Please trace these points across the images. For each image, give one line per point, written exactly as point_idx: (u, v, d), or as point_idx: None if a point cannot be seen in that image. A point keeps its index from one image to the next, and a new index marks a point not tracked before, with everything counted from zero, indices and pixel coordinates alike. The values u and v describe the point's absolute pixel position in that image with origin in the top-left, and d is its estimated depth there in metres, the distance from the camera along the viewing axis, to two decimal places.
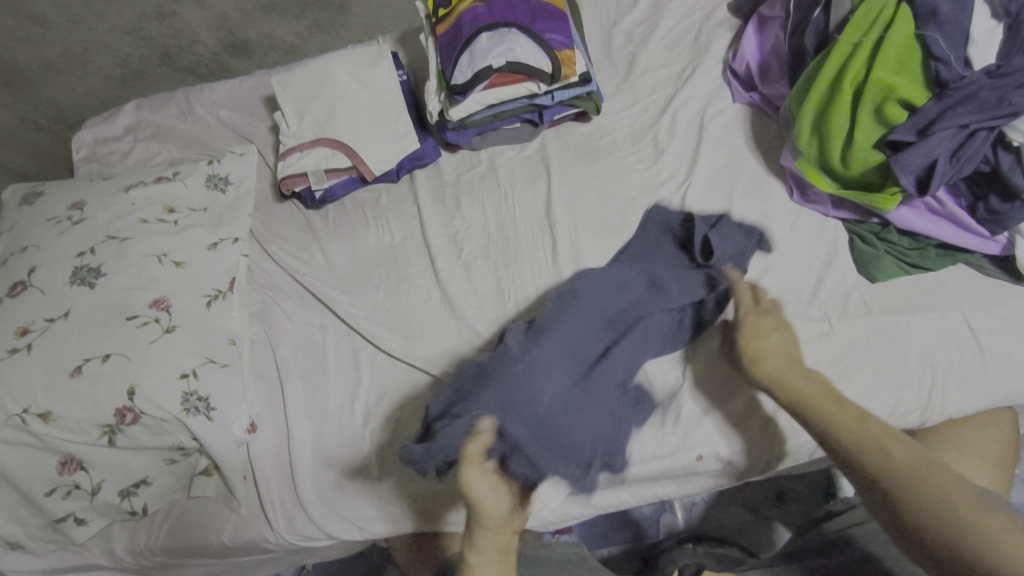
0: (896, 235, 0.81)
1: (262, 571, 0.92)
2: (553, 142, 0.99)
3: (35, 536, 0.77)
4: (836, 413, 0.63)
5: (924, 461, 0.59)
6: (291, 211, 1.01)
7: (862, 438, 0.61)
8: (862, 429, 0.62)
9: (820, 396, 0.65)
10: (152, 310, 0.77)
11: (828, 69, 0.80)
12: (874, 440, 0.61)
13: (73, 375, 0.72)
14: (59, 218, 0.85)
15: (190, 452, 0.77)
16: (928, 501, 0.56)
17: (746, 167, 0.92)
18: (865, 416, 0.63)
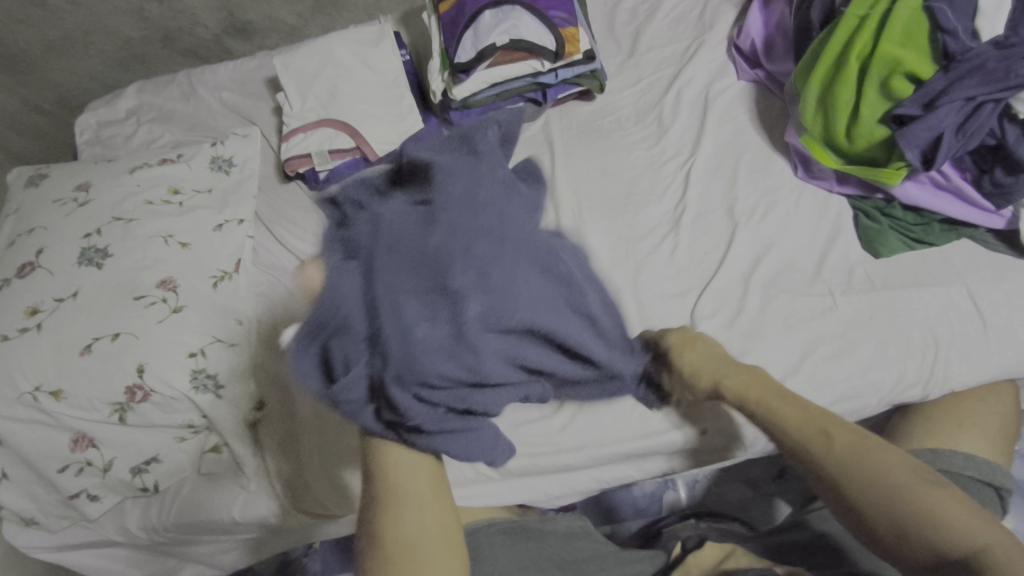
0: (900, 211, 0.81)
1: (271, 547, 0.93)
2: (556, 121, 0.99)
3: (49, 512, 0.79)
4: (783, 412, 0.63)
5: (867, 444, 0.59)
6: (296, 192, 1.01)
7: (809, 435, 0.60)
8: (804, 424, 0.61)
9: (764, 392, 0.65)
10: (159, 290, 0.78)
11: (834, 43, 0.80)
12: (824, 436, 0.60)
13: (83, 354, 0.73)
14: (65, 199, 0.86)
15: (199, 430, 0.79)
16: (884, 498, 0.55)
17: (750, 145, 0.91)
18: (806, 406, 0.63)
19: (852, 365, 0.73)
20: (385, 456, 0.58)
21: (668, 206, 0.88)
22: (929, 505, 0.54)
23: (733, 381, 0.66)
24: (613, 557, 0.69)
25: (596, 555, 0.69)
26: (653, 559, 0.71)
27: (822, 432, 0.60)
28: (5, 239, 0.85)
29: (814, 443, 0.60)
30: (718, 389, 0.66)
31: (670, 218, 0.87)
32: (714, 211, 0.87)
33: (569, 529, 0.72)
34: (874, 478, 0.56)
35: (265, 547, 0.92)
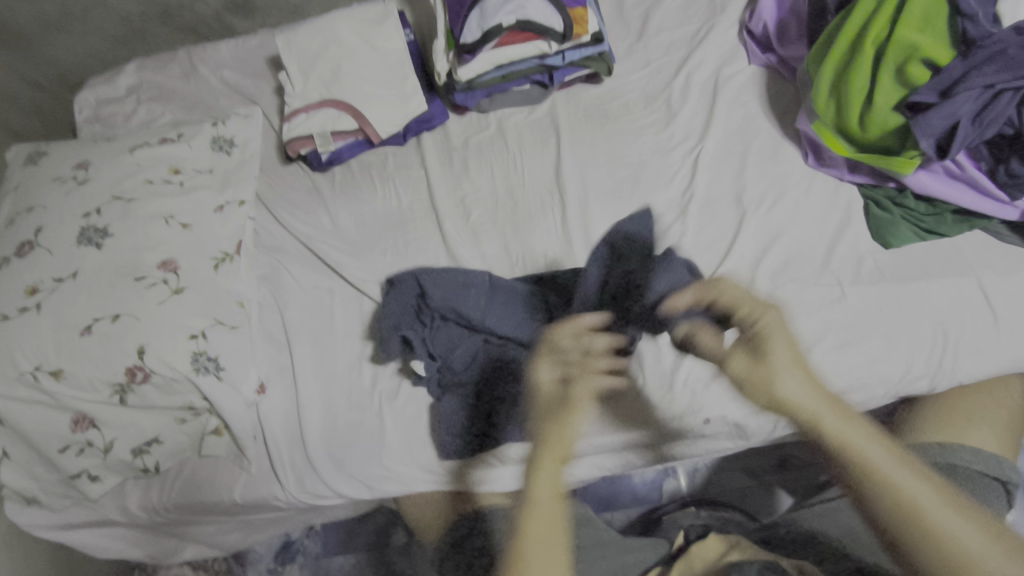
0: (912, 201, 0.80)
1: (273, 529, 0.94)
2: (563, 105, 0.98)
3: (50, 491, 0.79)
4: (844, 433, 0.49)
5: (917, 514, 0.47)
6: (298, 174, 1.00)
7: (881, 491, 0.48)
8: (856, 452, 0.49)
9: (825, 401, 0.49)
10: (160, 271, 0.77)
11: (849, 28, 0.79)
12: (915, 513, 0.48)
13: (83, 334, 0.72)
14: (64, 178, 0.85)
15: (200, 412, 0.78)
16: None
17: (760, 131, 0.90)
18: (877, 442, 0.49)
19: (859, 356, 0.73)
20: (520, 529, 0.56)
21: (676, 192, 0.87)
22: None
23: (774, 381, 0.50)
24: (616, 543, 0.70)
25: (597, 542, 0.69)
26: (655, 548, 0.71)
27: (914, 515, 0.48)
28: (3, 217, 0.84)
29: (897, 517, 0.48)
30: (751, 376, 0.51)
31: (678, 205, 0.86)
32: (721, 198, 0.85)
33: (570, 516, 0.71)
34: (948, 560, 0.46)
35: (267, 528, 0.93)
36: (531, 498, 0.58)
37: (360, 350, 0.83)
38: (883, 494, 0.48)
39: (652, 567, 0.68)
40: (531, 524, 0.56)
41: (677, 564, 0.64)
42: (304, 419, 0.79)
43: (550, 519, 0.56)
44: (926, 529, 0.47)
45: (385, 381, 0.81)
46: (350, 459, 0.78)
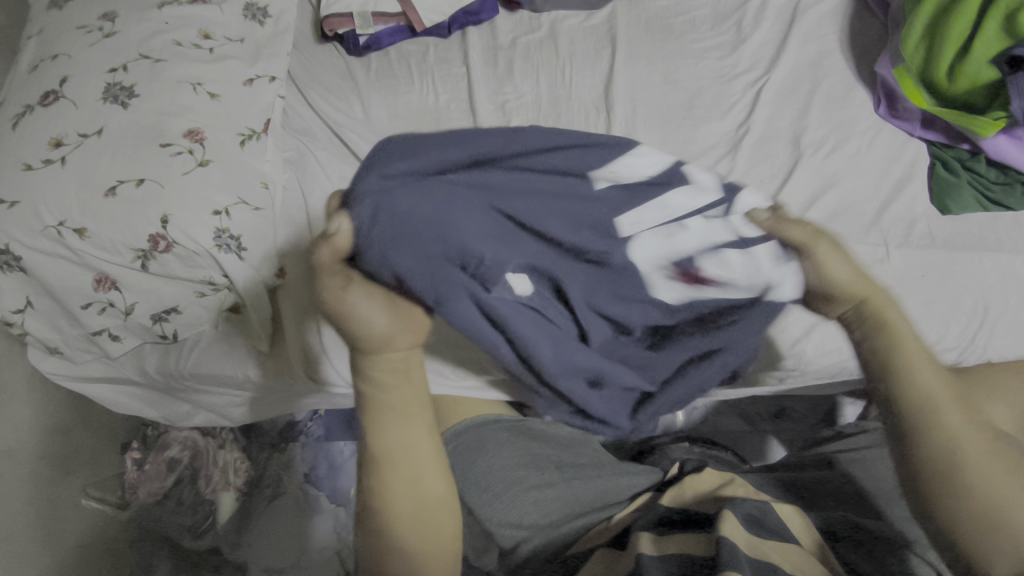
0: (984, 166, 0.76)
1: (281, 408, 0.97)
2: (623, 14, 0.93)
3: (72, 344, 0.82)
4: (924, 401, 0.50)
5: (946, 433, 0.49)
6: (332, 55, 0.95)
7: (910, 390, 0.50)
8: (919, 383, 0.51)
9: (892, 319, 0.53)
10: (186, 140, 0.75)
11: None
12: (962, 468, 0.48)
13: (108, 196, 0.71)
14: (90, 27, 0.80)
15: (219, 288, 0.77)
16: (943, 469, 0.48)
17: (833, 71, 0.84)
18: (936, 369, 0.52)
19: None
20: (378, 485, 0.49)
21: (729, 126, 0.82)
22: (1003, 521, 0.46)
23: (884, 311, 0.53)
24: (612, 466, 0.72)
25: (595, 462, 0.72)
26: (649, 475, 0.72)
27: (932, 424, 0.49)
28: (26, 63, 0.80)
29: (906, 402, 0.50)
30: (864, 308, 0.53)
31: (730, 140, 0.81)
32: (779, 137, 0.81)
33: (571, 434, 0.74)
34: (946, 460, 0.48)
35: (276, 406, 0.96)
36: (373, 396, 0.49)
37: None
38: (950, 475, 0.48)
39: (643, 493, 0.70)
40: (393, 446, 0.49)
41: (668, 492, 0.65)
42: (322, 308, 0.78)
43: (395, 404, 0.49)
44: (950, 440, 0.48)
45: None
46: None
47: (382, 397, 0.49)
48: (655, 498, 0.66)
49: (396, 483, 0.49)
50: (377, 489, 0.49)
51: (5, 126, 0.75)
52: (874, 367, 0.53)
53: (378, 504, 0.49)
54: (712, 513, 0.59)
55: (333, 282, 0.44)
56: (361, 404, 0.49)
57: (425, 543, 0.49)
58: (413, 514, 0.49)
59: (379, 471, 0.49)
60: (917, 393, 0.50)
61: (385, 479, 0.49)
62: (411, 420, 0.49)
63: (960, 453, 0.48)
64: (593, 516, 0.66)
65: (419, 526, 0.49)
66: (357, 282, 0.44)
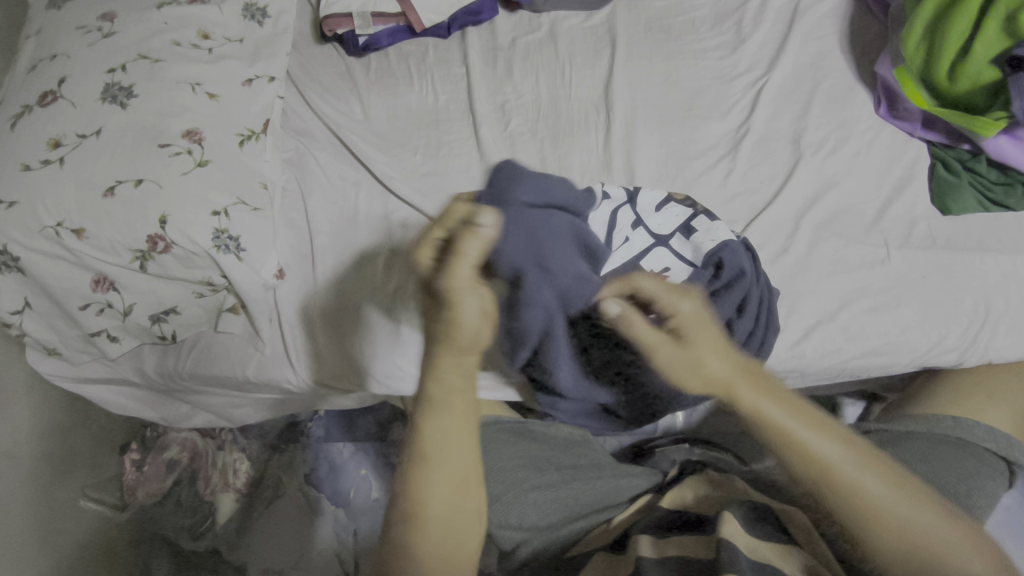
0: (984, 166, 0.76)
1: (280, 409, 0.97)
2: (623, 14, 0.93)
3: (70, 345, 0.81)
4: (858, 491, 0.48)
5: (885, 517, 0.47)
6: (331, 55, 0.95)
7: (839, 485, 0.48)
8: (837, 475, 0.48)
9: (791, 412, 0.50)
10: (185, 140, 0.74)
11: None
12: (913, 545, 0.47)
13: (107, 196, 0.71)
14: (88, 27, 0.80)
15: (218, 289, 0.77)
16: (907, 560, 0.47)
17: (833, 71, 0.84)
18: (849, 442, 0.50)
19: (891, 322, 0.69)
20: (418, 487, 0.48)
21: (729, 127, 0.82)
22: None
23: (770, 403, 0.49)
24: (611, 468, 0.71)
25: (594, 464, 0.71)
26: (649, 476, 0.71)
27: (875, 518, 0.48)
28: (25, 63, 0.80)
29: (828, 493, 0.49)
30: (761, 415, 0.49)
31: (730, 140, 0.81)
32: (779, 137, 0.80)
33: (570, 436, 0.74)
34: (898, 541, 0.47)
35: (274, 408, 0.96)
36: (433, 397, 0.49)
37: (380, 248, 0.80)
38: (905, 560, 0.47)
39: (644, 494, 0.69)
40: (445, 446, 0.49)
41: (669, 493, 0.64)
42: (321, 310, 0.78)
43: (453, 405, 0.50)
44: (894, 525, 0.47)
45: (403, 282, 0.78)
46: (360, 352, 0.78)
47: (442, 397, 0.49)
48: (655, 499, 0.65)
49: (439, 488, 0.49)
50: (417, 489, 0.48)
51: (3, 126, 0.75)
52: (813, 480, 0.49)
53: (416, 501, 0.48)
54: (711, 515, 0.59)
55: (464, 267, 0.46)
56: (419, 401, 0.50)
57: (456, 546, 0.49)
58: (442, 519, 0.49)
59: (426, 467, 0.49)
60: (844, 491, 0.48)
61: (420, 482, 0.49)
62: (462, 426, 0.50)
63: (898, 530, 0.47)
64: (592, 518, 0.66)
65: (450, 532, 0.49)
66: (469, 270, 0.47)
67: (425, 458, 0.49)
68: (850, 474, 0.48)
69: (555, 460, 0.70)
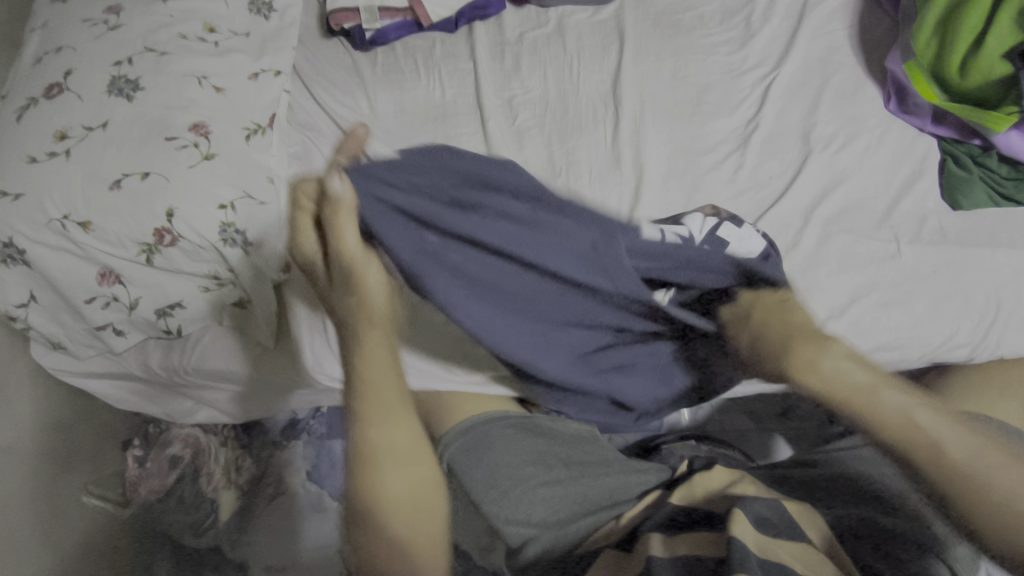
0: (996, 161, 0.76)
1: (285, 404, 0.96)
2: (632, 9, 0.92)
3: (75, 339, 0.81)
4: (925, 447, 0.50)
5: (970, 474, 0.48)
6: (338, 50, 0.95)
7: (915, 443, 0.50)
8: (916, 439, 0.50)
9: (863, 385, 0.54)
10: (191, 134, 0.74)
11: None
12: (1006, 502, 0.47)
13: (113, 188, 0.70)
14: (94, 20, 0.80)
15: (224, 283, 0.77)
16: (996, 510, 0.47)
17: (842, 67, 0.84)
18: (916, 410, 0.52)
19: (901, 317, 0.68)
20: (374, 479, 0.52)
21: (738, 122, 0.82)
22: None
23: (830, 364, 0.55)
24: (620, 464, 0.71)
25: (603, 459, 0.72)
26: (658, 472, 0.71)
27: (956, 475, 0.48)
28: (30, 56, 0.80)
29: (912, 456, 0.50)
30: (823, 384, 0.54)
31: (739, 135, 0.81)
32: (787, 133, 0.80)
33: (578, 432, 0.73)
34: (980, 493, 0.47)
35: (279, 404, 0.96)
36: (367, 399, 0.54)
37: None
38: (988, 510, 0.47)
39: (653, 489, 0.68)
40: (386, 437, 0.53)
41: (677, 490, 0.64)
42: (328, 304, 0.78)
43: (388, 405, 0.54)
44: (975, 481, 0.48)
45: None
46: None
47: (375, 388, 0.55)
48: (664, 496, 0.65)
49: (391, 475, 0.53)
50: (373, 481, 0.52)
51: (9, 119, 0.74)
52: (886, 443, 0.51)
53: (372, 490, 0.52)
54: (721, 510, 0.58)
55: (348, 236, 0.55)
56: (354, 400, 0.55)
57: (418, 529, 0.52)
58: (406, 501, 0.52)
59: (378, 465, 0.52)
60: (921, 449, 0.50)
61: (376, 472, 0.52)
62: (400, 419, 0.55)
63: (985, 487, 0.48)
64: (602, 514, 0.65)
65: (410, 512, 0.52)
66: (351, 219, 0.55)
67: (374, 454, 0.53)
68: (928, 434, 0.50)
69: (561, 452, 0.70)
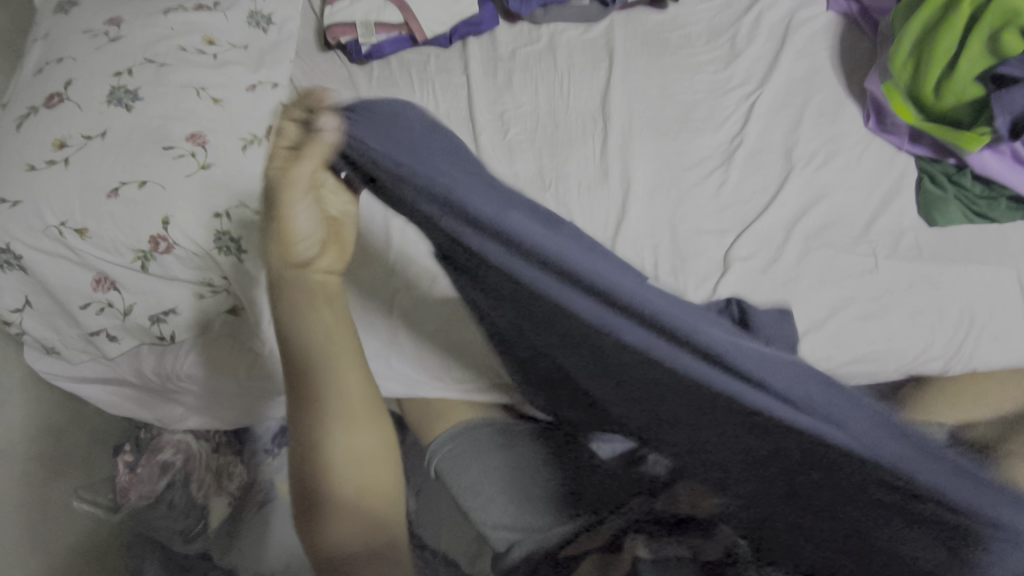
0: (969, 180, 0.77)
1: (276, 413, 0.98)
2: (620, 28, 0.95)
3: (69, 343, 0.82)
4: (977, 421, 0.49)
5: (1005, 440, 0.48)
6: (334, 63, 0.97)
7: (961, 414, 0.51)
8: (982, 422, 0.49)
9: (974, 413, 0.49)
10: (188, 143, 0.75)
11: None
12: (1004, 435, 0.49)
13: (110, 196, 0.72)
14: (95, 31, 0.82)
15: (218, 290, 0.78)
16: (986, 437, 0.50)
17: (824, 86, 0.87)
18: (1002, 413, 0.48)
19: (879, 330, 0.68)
20: (331, 461, 0.56)
21: (722, 139, 0.84)
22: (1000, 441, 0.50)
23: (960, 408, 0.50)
24: None
25: None
26: None
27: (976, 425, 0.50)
28: (32, 65, 0.82)
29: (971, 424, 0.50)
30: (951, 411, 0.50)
31: (724, 151, 0.83)
32: (771, 149, 0.82)
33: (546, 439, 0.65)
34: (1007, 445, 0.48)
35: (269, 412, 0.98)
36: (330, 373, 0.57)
37: None
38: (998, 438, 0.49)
39: None
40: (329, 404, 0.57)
41: None
42: None
43: (338, 363, 0.58)
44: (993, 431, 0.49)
45: None
46: None
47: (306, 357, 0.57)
48: None
49: (360, 441, 0.58)
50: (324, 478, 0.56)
51: (8, 127, 0.76)
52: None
53: (320, 484, 0.56)
54: None
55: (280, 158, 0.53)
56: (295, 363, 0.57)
57: (370, 478, 0.57)
58: (359, 475, 0.57)
59: (330, 437, 0.56)
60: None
61: (333, 470, 0.56)
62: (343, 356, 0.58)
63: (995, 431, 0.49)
64: None
65: (362, 469, 0.57)
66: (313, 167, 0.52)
67: (322, 421, 0.56)
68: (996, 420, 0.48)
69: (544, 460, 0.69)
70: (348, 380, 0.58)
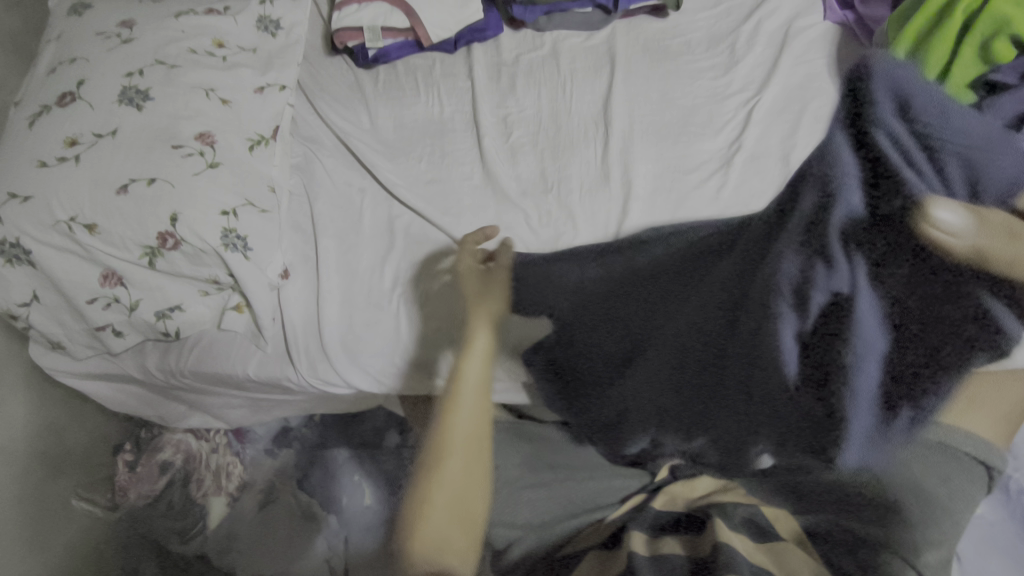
0: None
1: (277, 412, 0.99)
2: (623, 35, 0.97)
3: (76, 339, 0.82)
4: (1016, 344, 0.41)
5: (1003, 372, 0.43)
6: (340, 67, 0.99)
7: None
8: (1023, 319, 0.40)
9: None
10: (197, 142, 0.77)
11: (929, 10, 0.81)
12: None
13: (119, 193, 0.73)
14: (108, 33, 0.83)
15: (224, 287, 0.80)
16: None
17: None
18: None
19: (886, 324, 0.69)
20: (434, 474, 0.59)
21: (722, 143, 0.85)
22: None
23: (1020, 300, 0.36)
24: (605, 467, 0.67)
25: None
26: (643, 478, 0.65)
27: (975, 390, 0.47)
28: (45, 66, 0.83)
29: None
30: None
31: (724, 155, 0.84)
32: (767, 152, 0.78)
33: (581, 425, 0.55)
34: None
35: (270, 410, 0.98)
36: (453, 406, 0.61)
37: (382, 252, 0.83)
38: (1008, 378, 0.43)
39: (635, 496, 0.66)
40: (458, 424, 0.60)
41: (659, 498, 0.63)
42: (323, 309, 0.80)
43: (469, 415, 0.60)
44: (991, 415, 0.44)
45: (403, 284, 0.80)
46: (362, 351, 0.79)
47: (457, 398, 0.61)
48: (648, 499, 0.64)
49: (453, 471, 0.59)
50: (422, 518, 0.59)
51: (21, 125, 0.77)
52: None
53: (425, 499, 0.60)
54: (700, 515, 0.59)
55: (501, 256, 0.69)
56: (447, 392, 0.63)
57: (451, 533, 0.58)
58: (448, 504, 0.59)
59: (444, 454, 0.59)
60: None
61: (425, 520, 0.59)
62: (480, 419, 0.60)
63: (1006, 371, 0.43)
64: (585, 518, 0.66)
65: (455, 504, 0.59)
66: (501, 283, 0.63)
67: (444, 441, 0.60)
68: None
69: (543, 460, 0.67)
70: (474, 367, 0.61)
